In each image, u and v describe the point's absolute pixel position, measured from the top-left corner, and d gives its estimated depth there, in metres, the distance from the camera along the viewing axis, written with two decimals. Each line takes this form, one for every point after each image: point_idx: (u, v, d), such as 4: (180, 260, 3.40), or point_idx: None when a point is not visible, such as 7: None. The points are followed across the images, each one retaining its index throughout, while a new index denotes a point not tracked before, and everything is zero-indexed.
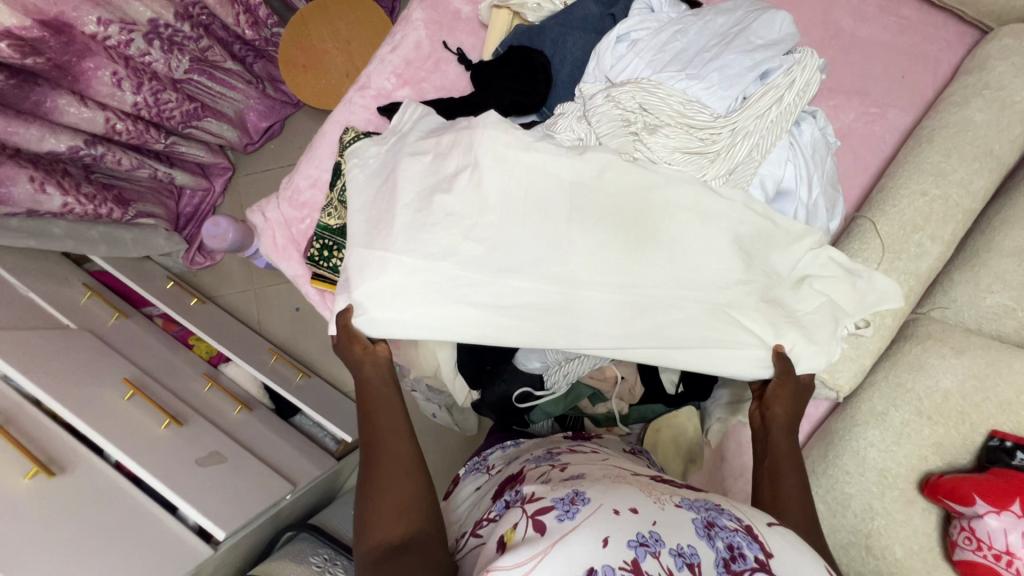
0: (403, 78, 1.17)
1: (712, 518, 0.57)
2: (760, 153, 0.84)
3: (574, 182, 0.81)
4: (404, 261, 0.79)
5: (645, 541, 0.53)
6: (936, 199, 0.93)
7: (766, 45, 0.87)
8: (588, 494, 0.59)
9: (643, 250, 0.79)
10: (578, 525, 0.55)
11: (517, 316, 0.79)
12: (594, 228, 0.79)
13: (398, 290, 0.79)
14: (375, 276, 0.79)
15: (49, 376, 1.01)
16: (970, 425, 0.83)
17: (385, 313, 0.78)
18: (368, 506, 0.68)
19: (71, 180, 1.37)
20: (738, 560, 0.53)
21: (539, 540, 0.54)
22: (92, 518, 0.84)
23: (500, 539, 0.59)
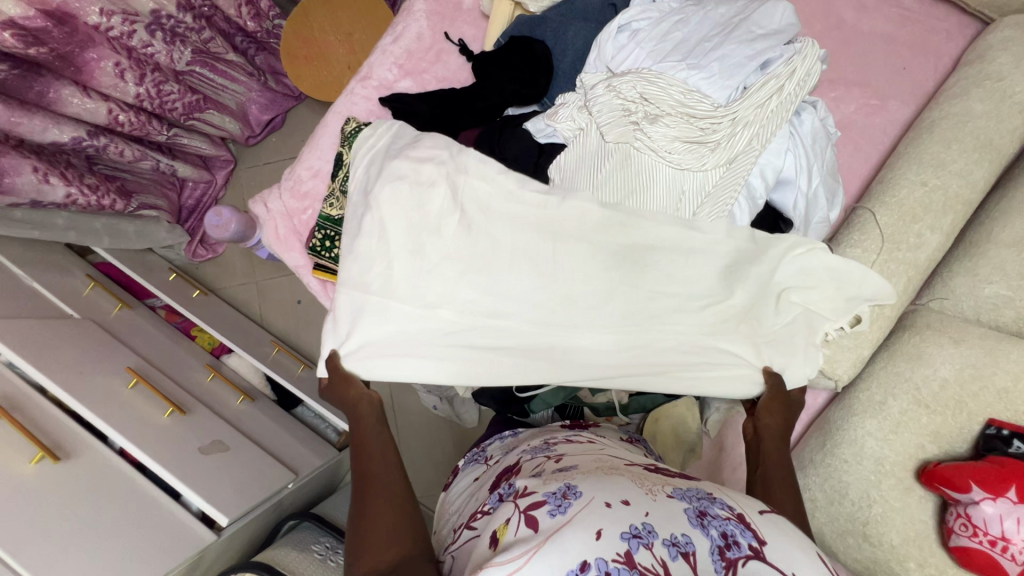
0: (404, 68, 1.17)
1: (704, 507, 0.58)
2: (760, 142, 0.84)
3: (559, 228, 0.84)
4: (401, 309, 0.84)
5: (638, 533, 0.53)
6: (936, 189, 0.93)
7: (767, 35, 0.87)
8: (581, 488, 0.60)
9: (627, 295, 0.84)
10: (569, 519, 0.55)
11: (508, 356, 0.83)
12: (581, 274, 0.84)
13: (396, 338, 0.84)
14: (374, 323, 0.84)
15: (54, 363, 1.02)
16: (968, 414, 0.84)
17: (381, 360, 0.83)
18: (360, 534, 0.67)
19: (74, 171, 1.38)
20: (732, 548, 0.54)
21: (531, 537, 0.55)
22: (97, 503, 0.85)
23: (493, 535, 0.60)
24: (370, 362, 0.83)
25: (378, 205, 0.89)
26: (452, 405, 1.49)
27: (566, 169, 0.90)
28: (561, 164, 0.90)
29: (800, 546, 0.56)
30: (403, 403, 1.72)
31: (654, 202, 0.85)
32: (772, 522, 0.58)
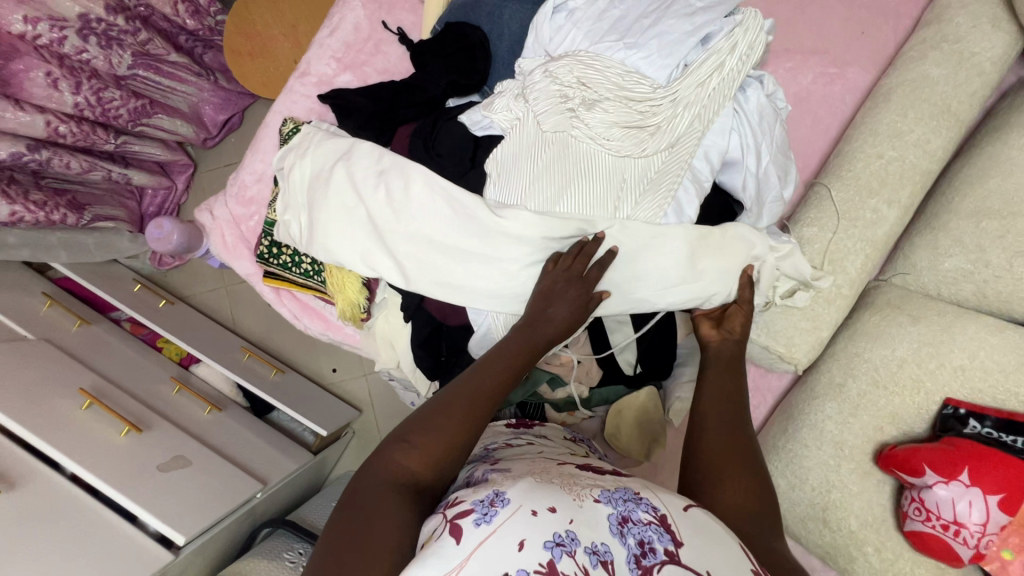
0: (343, 62, 1.12)
1: (627, 512, 0.55)
2: (702, 123, 0.81)
3: (503, 148, 0.85)
4: (354, 199, 0.92)
5: (561, 541, 0.51)
6: (893, 161, 0.89)
7: (706, 8, 0.82)
8: (509, 494, 0.55)
9: (576, 180, 0.81)
10: (494, 531, 0.52)
11: (456, 223, 0.84)
12: (530, 162, 0.83)
13: (355, 196, 0.92)
14: (334, 189, 0.94)
15: (1, 391, 1.00)
16: (926, 394, 0.82)
17: (359, 169, 0.92)
18: (430, 428, 0.64)
19: (18, 187, 1.34)
20: (648, 556, 0.52)
21: (453, 552, 0.51)
22: (45, 530, 0.84)
23: (420, 543, 0.56)
24: (354, 163, 0.93)
25: (331, 170, 0.95)
26: None
27: (503, 161, 0.85)
28: (496, 155, 0.86)
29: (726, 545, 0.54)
30: (382, 402, 1.71)
31: (595, 189, 0.81)
32: (697, 517, 0.56)
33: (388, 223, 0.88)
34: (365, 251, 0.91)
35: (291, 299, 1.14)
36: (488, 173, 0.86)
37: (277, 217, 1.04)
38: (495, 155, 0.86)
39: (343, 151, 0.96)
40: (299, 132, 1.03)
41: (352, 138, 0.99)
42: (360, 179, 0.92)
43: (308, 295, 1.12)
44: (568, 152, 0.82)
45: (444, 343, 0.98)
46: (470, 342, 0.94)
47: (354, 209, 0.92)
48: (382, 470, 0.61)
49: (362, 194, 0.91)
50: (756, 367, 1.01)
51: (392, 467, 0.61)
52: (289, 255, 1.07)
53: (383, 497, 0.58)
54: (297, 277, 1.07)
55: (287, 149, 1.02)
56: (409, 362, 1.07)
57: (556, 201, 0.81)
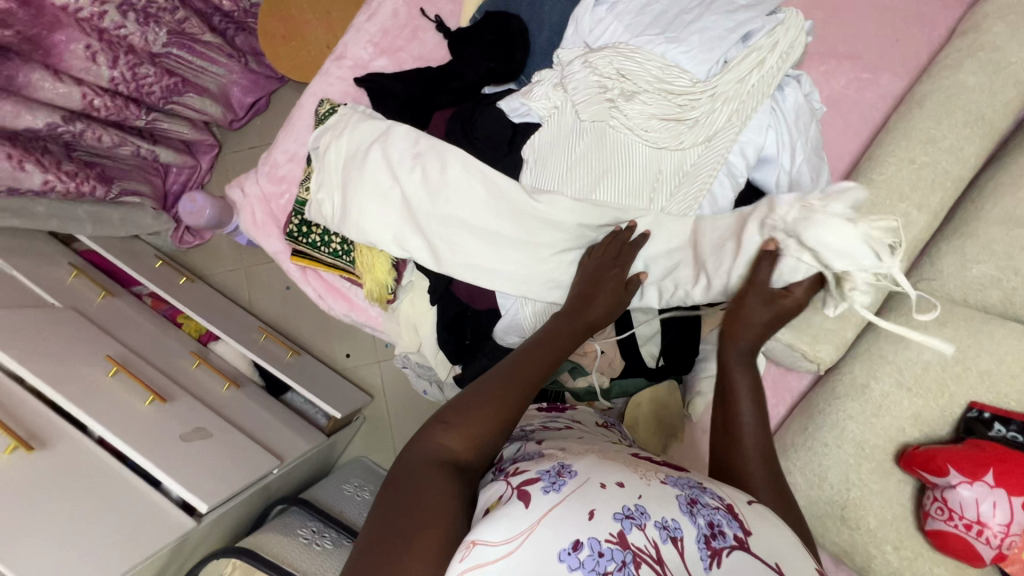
0: (380, 47, 1.13)
1: (694, 495, 0.55)
2: (740, 119, 0.81)
3: (541, 135, 0.87)
4: (389, 179, 0.94)
5: (631, 514, 0.51)
6: (924, 166, 0.90)
7: (748, 6, 0.83)
8: (576, 468, 0.57)
9: (613, 169, 0.82)
10: (564, 498, 0.52)
11: (492, 209, 0.86)
12: (568, 149, 0.85)
13: (389, 176, 0.94)
14: (369, 168, 0.95)
15: (32, 354, 1.02)
16: (949, 397, 0.83)
17: (395, 149, 0.94)
18: (466, 412, 0.63)
19: (51, 157, 1.36)
20: (718, 538, 0.51)
21: (523, 515, 0.52)
22: (75, 489, 0.86)
23: (485, 508, 0.56)
24: (390, 143, 0.95)
25: (366, 149, 0.97)
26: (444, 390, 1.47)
27: (540, 147, 0.87)
28: (534, 142, 0.88)
29: (784, 533, 0.55)
30: (394, 389, 1.72)
31: (631, 180, 0.82)
32: (760, 510, 0.56)
33: (423, 206, 0.91)
34: (399, 229, 0.92)
35: (317, 279, 1.16)
36: (525, 160, 0.88)
37: (309, 196, 1.05)
38: (534, 142, 0.88)
39: (378, 131, 0.98)
40: (336, 113, 1.04)
41: (387, 120, 1.00)
42: (396, 160, 0.93)
43: (334, 275, 1.13)
44: (605, 142, 0.84)
45: (469, 326, 0.99)
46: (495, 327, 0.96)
47: (389, 189, 0.94)
48: (421, 451, 0.61)
49: (398, 175, 0.93)
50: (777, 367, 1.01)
51: (433, 449, 0.61)
52: (318, 235, 1.08)
53: (426, 477, 0.58)
54: (326, 256, 1.08)
55: (323, 128, 1.04)
56: (431, 345, 1.07)
57: (593, 188, 0.82)
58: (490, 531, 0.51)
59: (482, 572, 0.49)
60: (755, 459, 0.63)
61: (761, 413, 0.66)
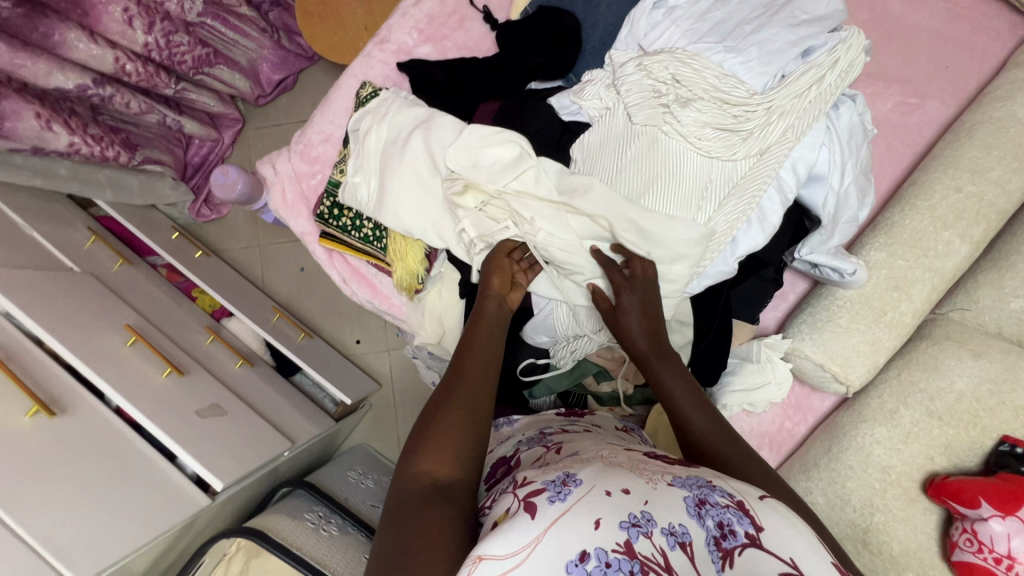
0: (424, 33, 1.12)
1: (703, 495, 0.52)
2: (796, 134, 0.80)
3: (592, 133, 0.87)
4: (426, 165, 0.93)
5: (637, 522, 0.48)
6: (970, 196, 0.90)
7: (811, 21, 0.82)
8: (580, 475, 0.54)
9: (660, 169, 0.82)
10: (570, 506, 0.49)
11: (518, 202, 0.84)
12: (618, 148, 0.85)
13: (420, 161, 0.93)
14: (402, 155, 0.94)
15: (52, 316, 1.00)
16: (981, 429, 0.83)
17: (433, 135, 0.93)
18: (430, 428, 0.63)
19: (78, 120, 1.33)
20: (728, 538, 0.49)
21: (529, 526, 0.48)
22: (91, 458, 0.84)
23: (492, 523, 0.53)
24: (433, 127, 0.93)
25: (405, 134, 0.96)
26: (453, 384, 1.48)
27: (589, 147, 0.87)
28: (584, 141, 0.87)
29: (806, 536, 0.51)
30: (402, 378, 1.71)
31: (680, 187, 0.81)
32: (773, 506, 0.53)
33: (459, 193, 0.89)
34: (437, 216, 0.92)
35: (343, 263, 1.14)
36: (574, 158, 0.88)
37: (344, 179, 1.03)
38: (584, 139, 0.88)
39: (418, 117, 0.97)
40: (379, 96, 1.03)
41: (431, 108, 0.99)
42: (438, 150, 0.92)
43: (361, 260, 1.12)
44: (657, 147, 0.83)
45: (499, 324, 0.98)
46: (525, 327, 0.96)
47: (428, 172, 0.92)
48: (399, 487, 0.59)
49: (433, 162, 0.92)
50: (803, 386, 1.00)
51: (412, 478, 0.59)
52: (350, 219, 1.06)
53: (415, 505, 0.55)
54: (356, 241, 1.07)
55: (363, 111, 1.02)
56: (455, 338, 1.06)
57: (634, 187, 0.82)
58: (494, 546, 0.47)
59: None
60: (721, 442, 0.64)
61: (699, 400, 0.69)
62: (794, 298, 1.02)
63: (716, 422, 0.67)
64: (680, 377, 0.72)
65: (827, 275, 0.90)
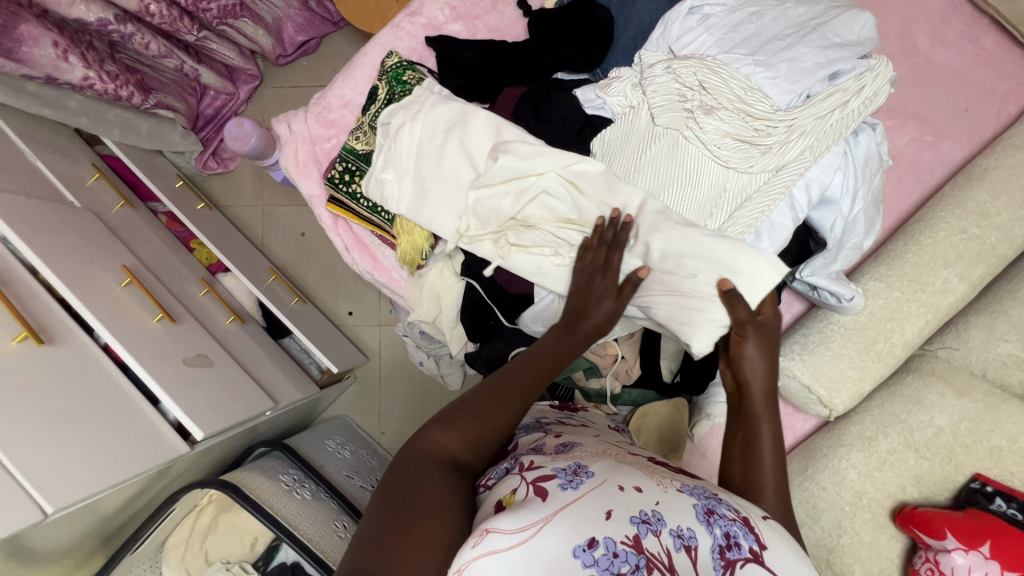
0: (457, 11, 1.11)
1: (711, 505, 0.53)
2: (813, 154, 0.81)
3: (613, 128, 0.88)
4: (466, 162, 0.92)
5: (648, 519, 0.49)
6: (973, 239, 0.91)
7: (843, 45, 0.83)
8: (592, 468, 0.56)
9: (683, 164, 0.83)
10: (581, 495, 0.51)
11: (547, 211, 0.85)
12: (639, 148, 0.85)
13: (458, 160, 0.92)
14: (443, 148, 0.93)
15: (50, 247, 0.99)
16: (956, 464, 0.85)
17: (481, 132, 0.90)
18: (462, 411, 0.64)
19: (95, 54, 1.31)
20: (733, 549, 0.50)
21: (541, 507, 0.50)
22: (74, 392, 0.84)
23: (498, 503, 0.55)
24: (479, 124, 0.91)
25: (452, 126, 0.94)
26: (438, 364, 1.48)
27: (610, 142, 0.87)
28: (605, 136, 0.88)
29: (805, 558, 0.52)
30: (390, 355, 1.70)
31: (694, 195, 0.82)
32: (775, 528, 0.54)
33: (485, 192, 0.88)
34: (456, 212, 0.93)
35: (347, 230, 1.14)
36: (592, 152, 0.88)
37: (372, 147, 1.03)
38: (605, 134, 0.88)
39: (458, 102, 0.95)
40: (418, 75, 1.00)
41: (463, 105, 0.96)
42: (477, 153, 0.91)
43: (365, 229, 1.11)
44: (675, 152, 0.83)
45: (497, 307, 0.98)
46: (524, 315, 0.96)
47: (461, 168, 0.92)
48: (417, 448, 0.61)
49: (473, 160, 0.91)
50: (786, 405, 1.01)
51: (432, 447, 0.60)
52: (359, 186, 1.05)
53: (426, 473, 0.57)
54: (363, 209, 1.06)
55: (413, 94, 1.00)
56: (450, 317, 1.06)
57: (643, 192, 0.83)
58: (504, 521, 0.49)
59: (491, 561, 0.47)
60: (769, 480, 0.61)
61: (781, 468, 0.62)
62: (789, 317, 1.03)
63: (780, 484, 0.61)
64: (772, 415, 0.66)
65: (824, 298, 0.92)
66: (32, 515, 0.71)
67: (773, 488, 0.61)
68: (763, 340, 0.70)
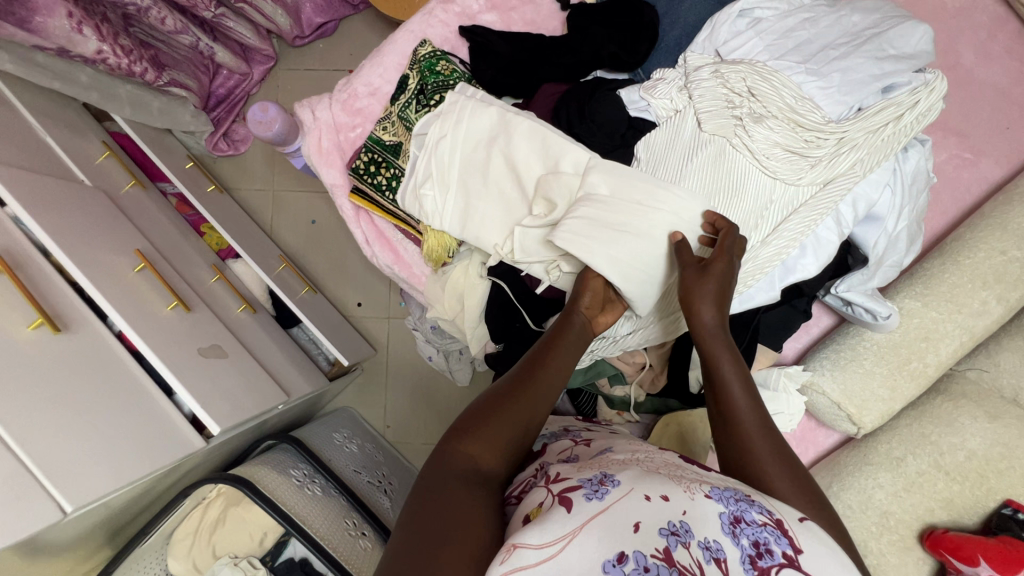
0: (491, 1, 1.07)
1: (739, 512, 0.51)
2: (862, 169, 0.79)
3: (659, 132, 0.85)
4: (514, 168, 0.87)
5: (676, 530, 0.48)
6: (1013, 261, 0.90)
7: (898, 58, 0.81)
8: (618, 476, 0.53)
9: (732, 172, 0.80)
10: (607, 506, 0.49)
11: None
12: (687, 154, 0.82)
13: (502, 164, 0.88)
14: (487, 150, 0.89)
15: (63, 228, 0.95)
16: (987, 489, 0.84)
17: (524, 134, 0.86)
18: (485, 418, 0.60)
19: (110, 27, 1.26)
20: (764, 557, 0.48)
21: (567, 519, 0.48)
22: (90, 383, 0.81)
23: (525, 517, 0.53)
24: (523, 127, 0.86)
25: (495, 129, 0.89)
26: (448, 359, 1.46)
27: (655, 147, 0.84)
28: (650, 140, 0.85)
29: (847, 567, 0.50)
30: (399, 349, 1.68)
31: (740, 205, 0.80)
32: (812, 530, 0.52)
33: (541, 208, 0.83)
34: (502, 222, 0.88)
35: (369, 222, 1.10)
36: (636, 156, 0.85)
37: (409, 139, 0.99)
38: (654, 137, 0.85)
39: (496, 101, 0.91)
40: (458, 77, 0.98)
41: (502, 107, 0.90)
42: (520, 161, 0.86)
43: (387, 222, 1.08)
44: (722, 160, 0.81)
45: (524, 310, 0.96)
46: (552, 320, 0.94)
47: (507, 176, 0.88)
48: (439, 460, 0.58)
49: (520, 166, 0.86)
50: (810, 420, 1.00)
51: (456, 458, 0.58)
52: (385, 178, 1.02)
53: (450, 486, 0.54)
54: (388, 202, 1.03)
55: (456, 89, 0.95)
56: (474, 315, 1.02)
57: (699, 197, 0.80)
58: (531, 534, 0.46)
59: None
60: (752, 419, 0.62)
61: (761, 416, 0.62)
62: (817, 331, 1.02)
63: (763, 427, 0.62)
64: (727, 345, 0.67)
65: (859, 315, 0.90)
66: (50, 515, 0.68)
67: (757, 426, 0.62)
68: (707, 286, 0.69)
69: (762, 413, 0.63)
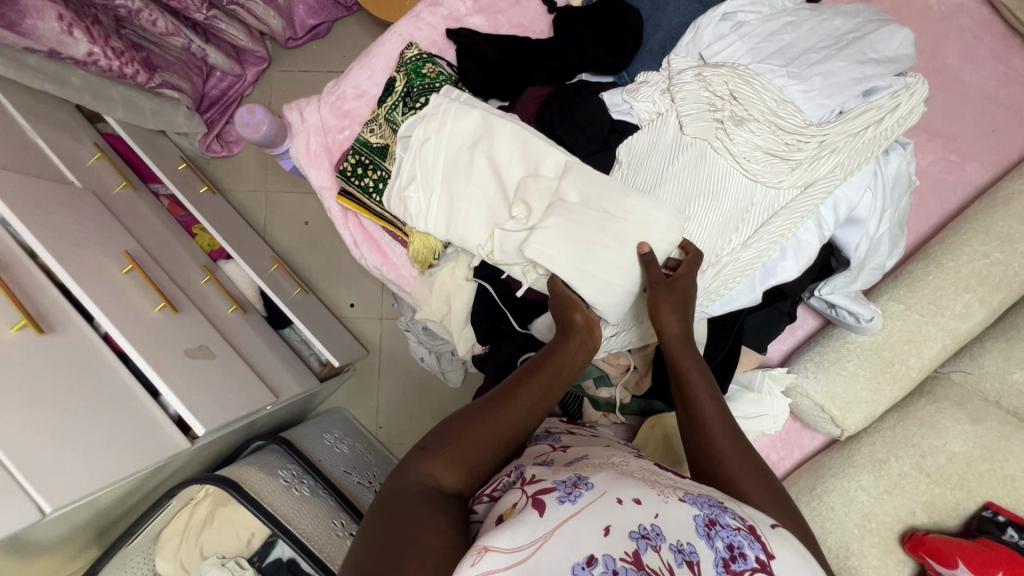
0: (479, 4, 1.08)
1: (714, 516, 0.51)
2: (843, 172, 0.79)
3: (640, 136, 0.85)
4: (496, 171, 0.87)
5: (647, 534, 0.48)
6: (996, 263, 0.90)
7: (879, 61, 0.81)
8: (592, 479, 0.53)
9: (710, 177, 0.80)
10: (579, 509, 0.49)
11: None
12: (667, 157, 0.82)
13: (485, 167, 0.88)
14: (470, 153, 0.90)
15: (51, 230, 0.96)
16: (968, 491, 0.85)
17: (507, 138, 0.86)
18: (453, 434, 0.61)
19: (101, 29, 1.26)
20: (737, 561, 0.48)
21: (539, 523, 0.48)
22: (74, 383, 0.81)
23: (499, 517, 0.53)
24: (505, 130, 0.87)
25: (478, 131, 0.89)
26: (439, 360, 1.47)
27: (637, 150, 0.85)
28: (632, 143, 0.85)
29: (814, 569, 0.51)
30: (391, 350, 1.68)
31: (721, 209, 0.80)
32: (783, 535, 0.53)
33: (522, 210, 0.83)
34: (485, 223, 0.88)
35: (357, 224, 1.11)
36: (619, 159, 0.85)
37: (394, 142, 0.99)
38: (635, 140, 0.85)
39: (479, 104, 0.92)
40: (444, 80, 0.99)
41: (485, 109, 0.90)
42: (503, 163, 0.87)
43: (374, 224, 1.09)
44: (704, 163, 0.81)
45: (510, 312, 0.96)
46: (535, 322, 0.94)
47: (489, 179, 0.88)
48: (402, 477, 0.58)
49: (503, 169, 0.86)
50: (795, 422, 1.00)
51: (419, 476, 0.58)
52: (372, 180, 1.02)
53: (411, 502, 0.54)
54: (375, 205, 1.03)
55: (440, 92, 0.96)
56: (460, 317, 1.03)
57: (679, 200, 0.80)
58: (502, 538, 0.46)
59: None
60: (720, 424, 0.63)
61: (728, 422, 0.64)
62: (802, 334, 1.02)
63: (730, 432, 0.63)
64: (692, 354, 0.70)
65: (842, 317, 0.90)
66: (30, 515, 0.69)
67: (723, 430, 0.63)
68: (675, 299, 0.72)
69: (729, 417, 0.64)
